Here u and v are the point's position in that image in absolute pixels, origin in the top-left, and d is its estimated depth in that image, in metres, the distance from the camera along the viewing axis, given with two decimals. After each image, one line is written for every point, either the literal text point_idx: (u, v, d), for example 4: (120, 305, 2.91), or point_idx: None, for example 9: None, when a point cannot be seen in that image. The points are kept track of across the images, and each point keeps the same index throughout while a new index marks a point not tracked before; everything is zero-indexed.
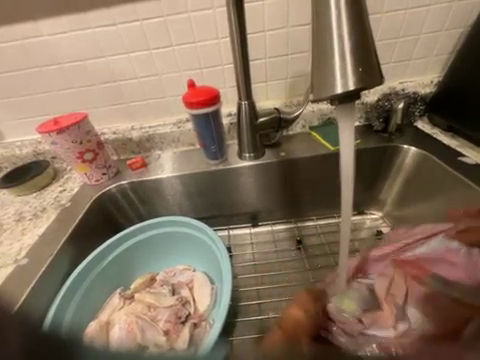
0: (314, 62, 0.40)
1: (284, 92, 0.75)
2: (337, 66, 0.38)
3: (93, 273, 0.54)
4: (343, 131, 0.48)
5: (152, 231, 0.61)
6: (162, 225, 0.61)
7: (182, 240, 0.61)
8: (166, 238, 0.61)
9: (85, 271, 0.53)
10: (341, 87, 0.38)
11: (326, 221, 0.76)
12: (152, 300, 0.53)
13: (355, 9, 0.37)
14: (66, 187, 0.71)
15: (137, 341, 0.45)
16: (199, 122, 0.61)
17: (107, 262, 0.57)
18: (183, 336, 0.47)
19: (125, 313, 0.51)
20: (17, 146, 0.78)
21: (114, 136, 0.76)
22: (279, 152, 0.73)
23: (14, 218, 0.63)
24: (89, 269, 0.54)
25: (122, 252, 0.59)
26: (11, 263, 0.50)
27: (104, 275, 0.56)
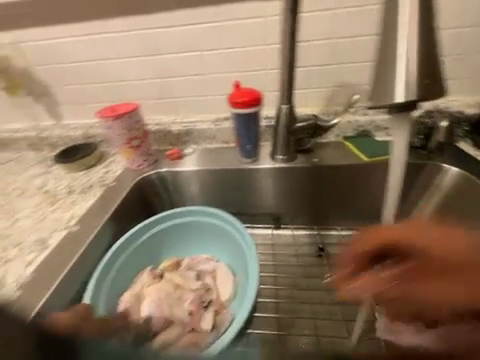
0: (376, 70, 0.41)
1: (322, 101, 0.76)
2: (399, 77, 0.39)
3: (126, 253, 0.58)
4: (397, 141, 0.46)
5: (182, 219, 0.64)
6: (192, 215, 0.64)
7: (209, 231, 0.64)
8: (194, 228, 0.65)
9: (120, 250, 0.57)
10: (401, 96, 0.39)
11: (350, 232, 0.76)
12: (180, 282, 0.57)
13: (424, 22, 0.39)
14: (110, 168, 0.78)
15: (166, 315, 0.50)
16: (239, 122, 0.65)
17: (139, 243, 0.60)
18: (206, 319, 0.50)
19: (155, 290, 0.55)
20: (71, 127, 0.87)
21: (157, 127, 0.83)
22: (311, 158, 0.74)
23: (65, 190, 0.70)
24: (123, 249, 0.58)
25: (153, 236, 0.62)
26: (64, 227, 0.57)
27: (136, 255, 0.60)
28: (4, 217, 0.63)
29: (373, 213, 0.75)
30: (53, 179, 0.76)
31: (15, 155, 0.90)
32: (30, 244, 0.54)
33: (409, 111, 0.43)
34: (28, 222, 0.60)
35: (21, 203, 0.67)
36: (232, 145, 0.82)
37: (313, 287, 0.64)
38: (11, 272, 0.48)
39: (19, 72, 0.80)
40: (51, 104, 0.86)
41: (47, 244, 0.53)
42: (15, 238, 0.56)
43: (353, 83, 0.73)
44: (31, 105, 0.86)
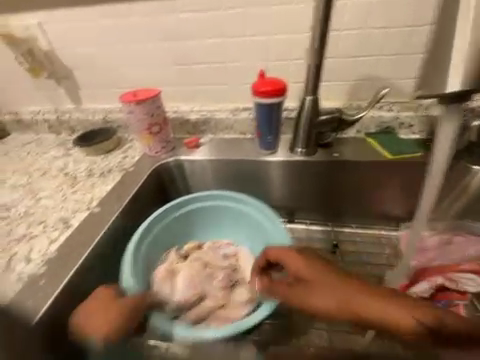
0: (429, 59, 0.40)
1: (345, 94, 0.74)
2: (452, 67, 0.38)
3: (159, 227, 0.59)
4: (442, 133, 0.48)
5: (208, 202, 0.64)
6: (220, 198, 0.64)
7: (236, 215, 0.63)
8: (221, 212, 0.64)
9: (154, 224, 0.59)
10: (455, 86, 0.38)
11: (365, 231, 0.76)
12: (209, 260, 0.58)
13: None
14: (128, 154, 0.78)
15: (200, 291, 0.52)
16: (263, 111, 0.63)
17: (171, 219, 0.61)
18: (239, 295, 0.51)
19: (184, 268, 0.56)
20: (91, 112, 0.87)
21: (174, 115, 0.82)
22: (332, 153, 0.73)
23: (85, 173, 0.71)
24: (157, 222, 0.59)
25: (180, 216, 0.62)
26: (85, 208, 0.58)
27: (167, 230, 0.61)
28: (27, 196, 0.64)
29: (390, 212, 0.75)
30: (73, 162, 0.77)
31: (35, 137, 0.92)
32: (53, 223, 0.55)
33: (461, 102, 0.43)
34: (50, 202, 0.61)
35: (43, 183, 0.68)
36: (249, 136, 0.81)
37: None
38: (36, 248, 0.49)
39: (42, 53, 0.81)
40: (71, 87, 0.86)
41: (70, 223, 0.54)
42: (39, 216, 0.57)
43: (380, 77, 0.71)
44: (52, 88, 0.87)
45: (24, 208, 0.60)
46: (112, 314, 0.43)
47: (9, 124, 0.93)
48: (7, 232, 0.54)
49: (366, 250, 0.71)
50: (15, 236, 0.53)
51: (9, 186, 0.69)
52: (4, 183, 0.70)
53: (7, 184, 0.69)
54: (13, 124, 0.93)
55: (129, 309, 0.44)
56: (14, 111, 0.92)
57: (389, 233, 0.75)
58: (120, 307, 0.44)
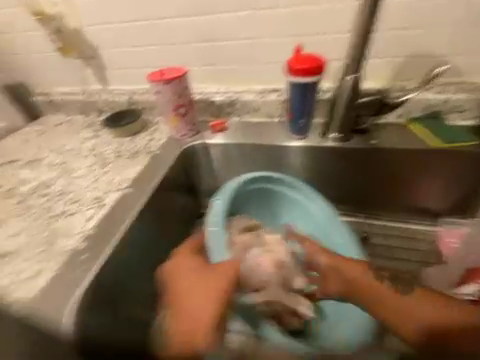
0: None
1: (388, 74, 0.67)
2: None
3: (246, 188, 0.59)
4: None
5: (279, 187, 0.62)
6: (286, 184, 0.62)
7: (295, 203, 0.63)
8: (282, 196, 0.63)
9: (245, 184, 0.59)
10: None
11: (399, 225, 0.71)
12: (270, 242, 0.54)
13: None
14: (154, 136, 0.78)
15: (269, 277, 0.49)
16: (298, 93, 0.59)
17: (257, 187, 0.61)
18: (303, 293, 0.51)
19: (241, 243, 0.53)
20: (117, 93, 0.87)
21: (199, 96, 0.79)
22: (369, 140, 0.67)
23: (114, 154, 0.72)
24: (247, 183, 0.60)
25: (248, 192, 0.60)
26: (117, 189, 0.60)
27: (246, 195, 0.60)
28: (62, 175, 0.67)
29: (428, 206, 0.69)
30: (102, 143, 0.78)
31: (66, 118, 0.94)
32: (88, 202, 0.57)
33: None
34: (84, 181, 0.63)
35: (76, 163, 0.71)
36: (277, 120, 0.77)
37: None
38: (74, 225, 0.52)
39: (70, 32, 0.80)
40: (99, 68, 0.86)
41: (103, 202, 0.56)
42: (75, 195, 0.60)
43: (432, 53, 0.63)
44: (81, 69, 0.88)
45: (61, 186, 0.63)
46: (200, 312, 0.41)
47: (42, 105, 0.97)
48: (47, 208, 0.57)
49: (399, 244, 0.67)
50: (55, 212, 0.55)
51: (46, 165, 0.72)
52: (41, 162, 0.73)
53: (44, 163, 0.73)
54: (45, 105, 0.96)
55: (212, 299, 0.41)
56: (46, 92, 0.95)
57: (425, 228, 0.70)
58: (205, 299, 0.42)
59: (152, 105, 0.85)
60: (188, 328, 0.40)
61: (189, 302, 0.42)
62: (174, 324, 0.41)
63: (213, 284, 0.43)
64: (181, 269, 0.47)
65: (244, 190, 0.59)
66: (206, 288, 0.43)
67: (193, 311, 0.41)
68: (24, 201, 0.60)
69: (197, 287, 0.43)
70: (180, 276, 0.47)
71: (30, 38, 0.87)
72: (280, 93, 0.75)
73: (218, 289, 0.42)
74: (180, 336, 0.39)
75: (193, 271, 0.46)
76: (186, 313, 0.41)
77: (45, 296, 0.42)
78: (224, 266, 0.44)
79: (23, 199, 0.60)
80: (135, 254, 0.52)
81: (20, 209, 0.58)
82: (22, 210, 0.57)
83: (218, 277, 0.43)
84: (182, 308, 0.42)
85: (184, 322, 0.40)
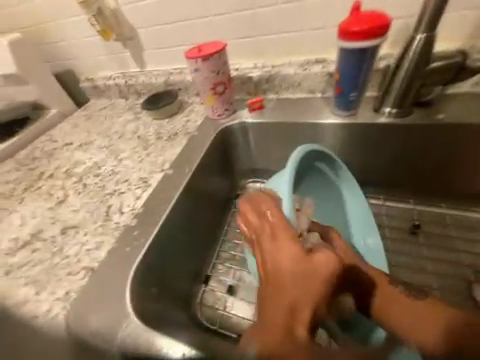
0: None
1: (467, 31, 0.55)
2: None
3: (313, 158, 0.55)
4: None
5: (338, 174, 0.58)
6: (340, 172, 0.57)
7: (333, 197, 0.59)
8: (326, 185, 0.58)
9: (314, 154, 0.54)
10: None
11: (461, 214, 0.61)
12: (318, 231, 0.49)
13: None
14: (190, 117, 0.78)
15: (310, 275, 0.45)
16: (348, 60, 0.52)
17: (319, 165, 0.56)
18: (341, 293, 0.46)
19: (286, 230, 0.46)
20: (154, 74, 0.88)
21: (236, 73, 0.75)
22: (436, 114, 0.57)
23: (154, 136, 0.74)
24: (316, 155, 0.54)
25: (305, 168, 0.55)
26: (160, 170, 0.62)
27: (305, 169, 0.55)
28: (111, 157, 0.71)
29: None
30: (143, 126, 0.81)
31: (109, 102, 0.99)
32: (135, 182, 0.60)
33: None
34: (130, 162, 0.67)
35: (122, 145, 0.75)
36: (319, 95, 0.70)
37: (401, 265, 0.57)
38: (126, 203, 0.56)
39: (109, 12, 0.80)
40: (137, 49, 0.87)
41: (149, 182, 0.59)
42: (124, 175, 0.64)
43: None
44: (120, 52, 0.90)
45: (111, 167, 0.67)
46: (304, 313, 0.32)
47: (87, 90, 1.02)
48: (101, 187, 0.62)
49: (459, 235, 0.59)
50: (108, 191, 0.60)
51: (96, 147, 0.77)
52: (92, 145, 0.79)
53: (94, 146, 0.78)
54: (90, 91, 1.02)
55: (318, 298, 0.33)
56: (91, 78, 1.00)
57: None
58: (308, 298, 0.33)
59: (188, 85, 0.84)
60: (293, 334, 0.31)
61: (290, 301, 0.33)
62: (271, 326, 0.32)
63: (308, 279, 0.33)
64: (273, 254, 0.36)
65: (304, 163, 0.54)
66: (310, 284, 0.33)
67: (295, 310, 0.32)
68: (81, 180, 0.66)
69: (298, 282, 0.33)
70: (266, 261, 0.37)
71: (75, 24, 0.91)
72: (325, 65, 0.67)
73: (325, 286, 0.33)
74: (284, 344, 0.31)
75: (286, 259, 0.35)
76: (288, 313, 0.32)
77: (104, 268, 0.45)
78: (329, 256, 0.34)
79: (81, 178, 0.67)
80: (181, 230, 0.54)
81: (79, 187, 0.64)
82: (81, 188, 0.63)
83: (322, 271, 0.33)
84: (278, 305, 0.33)
85: (285, 325, 0.32)
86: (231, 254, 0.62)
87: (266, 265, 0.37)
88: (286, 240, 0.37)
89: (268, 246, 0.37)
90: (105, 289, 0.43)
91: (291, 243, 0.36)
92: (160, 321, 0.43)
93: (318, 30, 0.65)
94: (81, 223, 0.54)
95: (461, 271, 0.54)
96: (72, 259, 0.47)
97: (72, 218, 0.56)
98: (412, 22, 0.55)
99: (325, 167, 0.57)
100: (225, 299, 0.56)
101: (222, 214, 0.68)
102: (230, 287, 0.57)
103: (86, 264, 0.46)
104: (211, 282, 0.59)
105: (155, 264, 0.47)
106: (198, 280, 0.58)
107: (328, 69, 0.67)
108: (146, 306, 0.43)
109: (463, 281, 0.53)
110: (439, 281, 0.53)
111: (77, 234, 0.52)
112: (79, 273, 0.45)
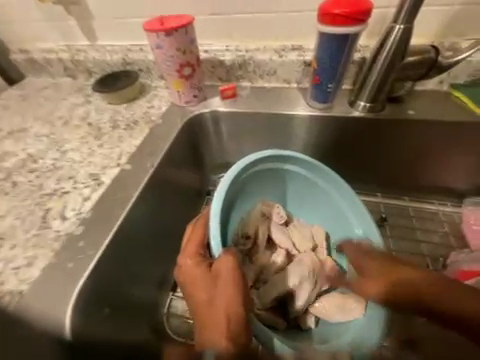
0: None
1: (437, 28, 0.55)
2: None
3: (274, 164, 0.52)
4: None
5: (314, 171, 0.53)
6: (303, 165, 0.53)
7: (318, 193, 0.55)
8: (304, 182, 0.54)
9: (270, 159, 0.52)
10: None
11: (421, 206, 0.63)
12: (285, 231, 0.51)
13: None
14: (153, 103, 0.68)
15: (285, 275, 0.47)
16: (327, 46, 0.49)
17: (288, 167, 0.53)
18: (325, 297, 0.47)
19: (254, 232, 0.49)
20: (108, 50, 0.74)
21: (205, 55, 0.67)
22: (406, 109, 0.58)
23: (109, 124, 0.63)
24: (273, 160, 0.52)
25: (272, 173, 0.53)
26: (115, 165, 0.52)
27: (275, 174, 0.53)
28: (52, 148, 0.59)
29: (457, 187, 0.62)
30: (95, 111, 0.68)
31: (51, 81, 0.82)
32: (83, 179, 0.50)
33: None
34: (77, 155, 0.55)
35: (67, 134, 0.62)
36: (295, 85, 0.67)
37: None
38: (70, 205, 0.45)
39: None
40: (85, 17, 0.72)
41: (101, 180, 0.49)
42: (68, 170, 0.52)
43: None
44: (63, 19, 0.73)
45: (52, 161, 0.55)
46: (223, 324, 0.34)
47: (22, 65, 0.83)
48: (38, 186, 0.50)
49: (419, 225, 0.60)
50: (46, 191, 0.49)
51: (32, 136, 0.63)
52: (27, 132, 0.64)
53: (30, 134, 0.64)
54: (25, 66, 0.83)
55: (231, 303, 0.36)
56: (25, 49, 0.81)
57: (451, 211, 0.62)
58: (220, 309, 0.36)
59: (150, 66, 0.73)
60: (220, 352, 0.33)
61: (211, 321, 0.35)
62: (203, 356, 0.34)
63: (218, 292, 0.37)
64: (190, 282, 0.39)
65: (257, 172, 0.51)
66: (220, 294, 0.36)
67: (211, 321, 0.35)
68: (10, 177, 0.52)
69: (211, 299, 0.37)
70: (187, 292, 0.39)
71: None
72: (302, 53, 0.63)
73: (231, 289, 0.36)
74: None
75: (197, 284, 0.38)
76: (213, 335, 0.34)
77: (40, 287, 0.36)
78: (225, 258, 0.38)
79: (9, 175, 0.53)
80: (141, 235, 0.46)
81: (6, 186, 0.51)
82: (8, 188, 0.50)
83: (224, 275, 0.37)
84: (206, 330, 0.35)
85: (213, 347, 0.33)
86: None
87: (187, 295, 0.39)
88: (193, 264, 0.40)
89: (186, 276, 0.40)
90: (38, 316, 0.34)
91: (200, 264, 0.40)
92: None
93: (295, 14, 0.60)
94: (8, 233, 0.42)
95: (421, 260, 0.55)
96: None
97: None
98: (389, 14, 0.54)
99: (284, 163, 0.53)
100: None
101: (192, 212, 0.61)
102: None
103: (12, 288, 0.36)
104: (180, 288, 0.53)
105: (107, 279, 0.39)
106: (164, 288, 0.51)
107: (304, 57, 0.63)
108: (91, 331, 0.36)
109: (423, 270, 0.54)
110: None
111: (1, 248, 0.40)
112: (2, 299, 0.35)
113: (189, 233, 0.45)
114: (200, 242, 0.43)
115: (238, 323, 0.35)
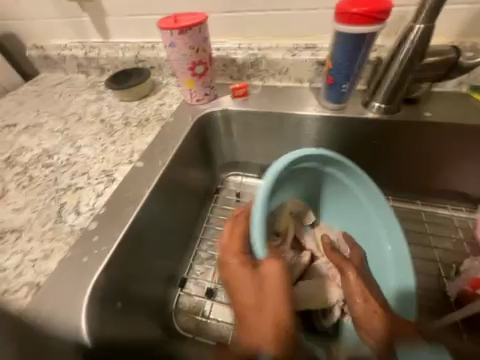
0: None
1: (458, 28, 0.53)
2: None
3: (310, 163, 0.51)
4: None
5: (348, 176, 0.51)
6: (347, 173, 0.51)
7: (348, 196, 0.53)
8: (338, 185, 0.53)
9: (307, 159, 0.50)
10: None
11: (434, 211, 0.62)
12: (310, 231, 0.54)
13: None
14: (165, 101, 0.68)
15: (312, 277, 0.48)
16: (343, 45, 0.48)
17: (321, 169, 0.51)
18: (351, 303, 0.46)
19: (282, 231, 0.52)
20: (120, 47, 0.75)
21: (217, 53, 0.67)
22: (423, 112, 0.56)
23: (121, 121, 0.64)
24: (310, 159, 0.50)
25: (306, 173, 0.52)
26: (127, 162, 0.53)
27: (308, 173, 0.52)
28: (66, 143, 0.60)
29: (473, 192, 0.60)
30: (107, 108, 0.69)
31: (65, 77, 0.84)
32: (96, 175, 0.51)
33: None
34: (90, 151, 0.56)
35: (81, 130, 0.63)
36: (307, 85, 0.66)
37: None
38: (84, 200, 0.47)
39: None
40: (98, 15, 0.73)
41: (113, 176, 0.50)
42: (82, 166, 0.53)
43: None
44: (77, 16, 0.74)
45: (66, 156, 0.56)
46: (272, 327, 0.35)
47: (36, 61, 0.85)
48: (53, 181, 0.51)
49: (431, 230, 0.59)
50: (61, 186, 0.50)
51: (47, 131, 0.64)
52: (42, 127, 0.66)
53: (45, 129, 0.65)
54: (40, 62, 0.85)
55: (279, 305, 0.36)
56: (40, 46, 0.82)
57: (465, 217, 0.60)
58: (269, 319, 0.35)
59: (161, 63, 0.73)
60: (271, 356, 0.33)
61: (259, 324, 0.35)
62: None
63: (268, 302, 0.36)
64: (234, 281, 0.39)
65: (296, 169, 0.50)
66: (269, 295, 0.37)
67: (259, 329, 0.35)
68: (26, 171, 0.54)
69: (258, 301, 0.37)
70: (232, 292, 0.39)
71: None
72: (315, 52, 0.62)
73: (280, 291, 0.37)
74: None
75: (244, 284, 0.38)
76: (262, 338, 0.34)
77: (54, 280, 0.37)
78: (274, 259, 0.39)
79: (26, 169, 0.55)
80: (153, 230, 0.47)
81: (23, 180, 0.52)
82: (25, 181, 0.52)
83: (273, 277, 0.38)
84: (253, 335, 0.35)
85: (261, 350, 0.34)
86: (210, 254, 0.57)
87: (232, 295, 0.39)
88: (241, 264, 0.40)
89: (232, 274, 0.40)
90: (54, 307, 0.35)
91: (246, 262, 0.40)
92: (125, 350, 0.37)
93: (309, 12, 0.59)
94: (25, 225, 0.44)
95: (433, 266, 0.54)
96: (10, 272, 0.38)
97: (13, 219, 0.45)
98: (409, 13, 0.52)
99: (320, 163, 0.51)
100: (203, 304, 0.51)
101: (201, 210, 0.62)
102: (208, 290, 0.52)
103: (29, 279, 0.37)
104: (188, 285, 0.53)
105: (120, 274, 0.40)
106: (173, 284, 0.52)
107: (318, 56, 0.62)
108: (110, 331, 0.37)
109: (435, 276, 0.53)
110: (414, 277, 0.53)
111: (19, 240, 0.42)
112: (20, 290, 0.36)
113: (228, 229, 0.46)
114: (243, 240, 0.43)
115: (286, 335, 0.35)
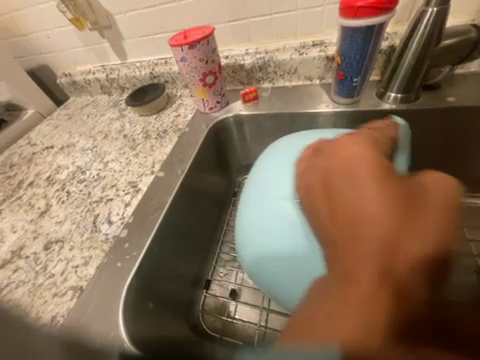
0: None
1: (477, 6, 0.51)
2: None
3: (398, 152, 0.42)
4: None
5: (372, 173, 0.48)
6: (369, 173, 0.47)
7: None
8: None
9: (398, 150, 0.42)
10: None
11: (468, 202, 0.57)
12: None
13: None
14: (180, 112, 0.72)
15: None
16: (351, 39, 0.48)
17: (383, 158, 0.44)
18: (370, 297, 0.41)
19: None
20: (137, 67, 0.81)
21: (226, 60, 0.69)
22: (445, 97, 0.53)
23: (142, 135, 0.68)
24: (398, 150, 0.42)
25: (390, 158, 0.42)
26: (150, 172, 0.57)
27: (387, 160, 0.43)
28: (96, 159, 0.66)
29: None
30: (129, 124, 0.75)
31: (91, 99, 0.92)
32: (124, 186, 0.56)
33: None
34: (117, 165, 0.62)
35: (107, 146, 0.69)
36: (317, 82, 0.66)
37: None
38: (114, 211, 0.51)
39: None
40: (116, 39, 0.79)
41: (138, 187, 0.54)
42: (111, 179, 0.58)
43: None
44: (98, 43, 0.82)
45: (96, 171, 0.62)
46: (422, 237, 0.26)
47: (66, 87, 0.94)
48: (87, 194, 0.57)
49: (466, 222, 0.54)
50: (94, 198, 0.55)
51: (79, 150, 0.71)
52: (75, 147, 0.73)
53: (77, 148, 0.72)
54: (69, 87, 0.94)
55: (429, 225, 0.27)
56: (68, 73, 0.91)
57: None
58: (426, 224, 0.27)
59: (174, 77, 0.77)
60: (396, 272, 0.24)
61: (381, 234, 0.26)
62: (351, 264, 0.26)
63: (424, 210, 0.28)
64: (361, 179, 0.30)
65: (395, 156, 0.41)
66: (423, 218, 0.27)
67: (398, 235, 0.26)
68: (65, 187, 0.60)
69: (396, 211, 0.27)
70: (333, 194, 0.31)
71: (42, 11, 0.80)
72: (323, 48, 0.62)
73: (435, 221, 0.27)
74: (365, 279, 0.24)
75: (360, 184, 0.30)
76: (375, 247, 0.26)
77: (94, 285, 0.41)
78: (434, 187, 0.31)
79: (64, 186, 0.61)
80: (176, 236, 0.50)
81: (62, 195, 0.59)
82: (64, 197, 0.58)
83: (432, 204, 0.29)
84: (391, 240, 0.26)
85: (380, 260, 0.25)
86: (233, 256, 0.59)
87: (333, 196, 0.31)
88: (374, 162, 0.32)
89: (355, 176, 0.31)
90: (95, 308, 0.39)
91: (380, 170, 0.31)
92: (149, 343, 0.39)
93: (315, 10, 0.59)
94: (67, 236, 0.49)
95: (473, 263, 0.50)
96: (58, 278, 0.43)
97: (56, 231, 0.51)
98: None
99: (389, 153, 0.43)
100: (228, 305, 0.53)
101: (220, 213, 0.64)
102: (232, 292, 0.54)
103: (73, 283, 0.42)
104: (212, 286, 0.56)
105: (148, 278, 0.43)
106: (199, 286, 0.54)
107: (326, 52, 0.61)
108: (140, 329, 0.39)
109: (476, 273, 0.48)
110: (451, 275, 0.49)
111: (62, 250, 0.47)
112: (66, 294, 0.41)
113: (337, 146, 0.36)
114: (372, 154, 0.33)
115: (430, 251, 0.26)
